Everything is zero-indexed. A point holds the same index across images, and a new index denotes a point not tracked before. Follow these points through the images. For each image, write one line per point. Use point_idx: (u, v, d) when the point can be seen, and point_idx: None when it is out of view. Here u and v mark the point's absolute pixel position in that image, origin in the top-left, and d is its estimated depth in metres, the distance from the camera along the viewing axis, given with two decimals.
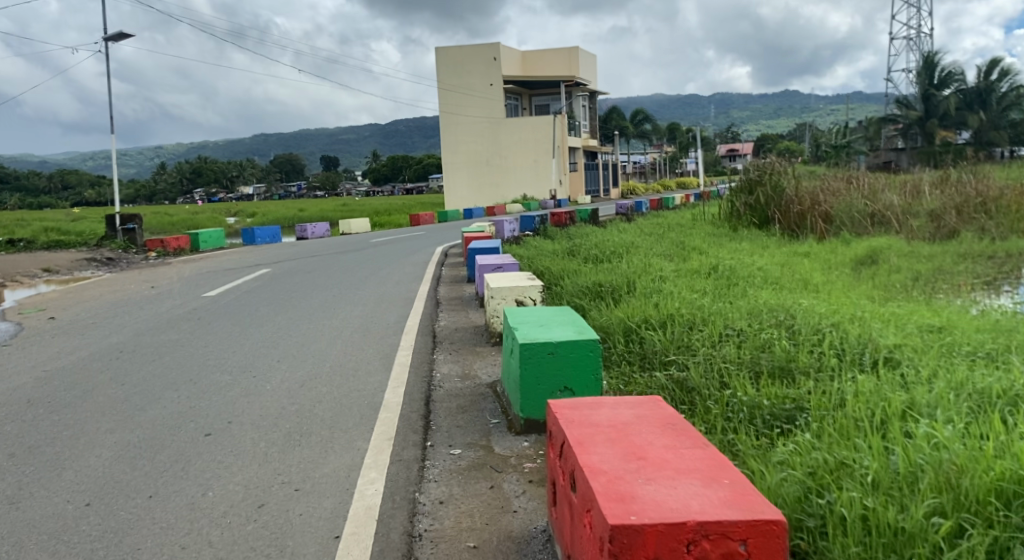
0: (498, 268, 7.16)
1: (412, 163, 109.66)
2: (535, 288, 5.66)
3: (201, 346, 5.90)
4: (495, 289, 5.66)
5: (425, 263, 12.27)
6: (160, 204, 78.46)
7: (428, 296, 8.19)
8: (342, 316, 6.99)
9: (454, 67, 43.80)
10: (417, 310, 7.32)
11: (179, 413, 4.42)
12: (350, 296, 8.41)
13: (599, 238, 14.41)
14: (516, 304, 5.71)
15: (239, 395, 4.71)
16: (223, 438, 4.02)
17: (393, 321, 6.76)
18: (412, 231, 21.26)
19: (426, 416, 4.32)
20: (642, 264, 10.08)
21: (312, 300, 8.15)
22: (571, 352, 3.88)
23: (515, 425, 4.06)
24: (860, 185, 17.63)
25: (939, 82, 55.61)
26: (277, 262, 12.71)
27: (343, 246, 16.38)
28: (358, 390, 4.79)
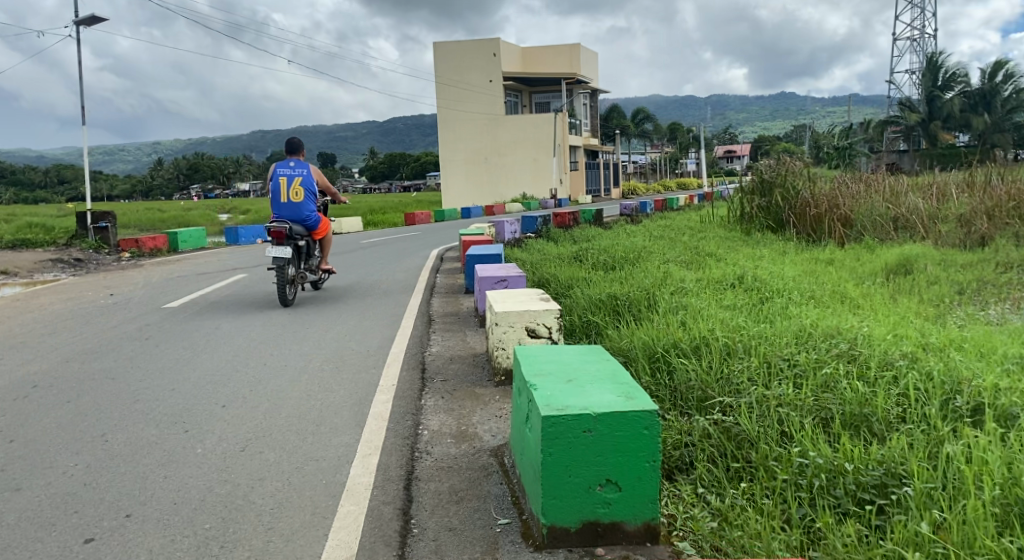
0: (501, 281, 6.15)
1: (410, 161, 108.48)
2: (548, 313, 4.66)
3: (137, 381, 4.90)
4: (500, 314, 4.63)
5: (419, 267, 11.26)
6: (155, 201, 77.26)
7: (420, 310, 7.18)
8: (315, 339, 5.98)
9: (453, 63, 42.72)
10: (407, 331, 6.30)
11: (66, 498, 3.40)
12: (330, 308, 7.40)
13: (608, 242, 13.44)
14: (525, 333, 4.70)
15: (155, 468, 3.69)
16: (108, 549, 2.99)
17: (375, 347, 5.75)
18: (407, 232, 20.22)
19: (407, 511, 3.30)
20: (658, 273, 9.08)
21: (287, 313, 7.13)
22: (614, 432, 3.07)
23: (535, 534, 3.12)
24: (882, 187, 16.64)
25: (942, 84, 55.22)
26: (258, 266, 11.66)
27: (333, 248, 15.36)
28: (315, 460, 3.77)
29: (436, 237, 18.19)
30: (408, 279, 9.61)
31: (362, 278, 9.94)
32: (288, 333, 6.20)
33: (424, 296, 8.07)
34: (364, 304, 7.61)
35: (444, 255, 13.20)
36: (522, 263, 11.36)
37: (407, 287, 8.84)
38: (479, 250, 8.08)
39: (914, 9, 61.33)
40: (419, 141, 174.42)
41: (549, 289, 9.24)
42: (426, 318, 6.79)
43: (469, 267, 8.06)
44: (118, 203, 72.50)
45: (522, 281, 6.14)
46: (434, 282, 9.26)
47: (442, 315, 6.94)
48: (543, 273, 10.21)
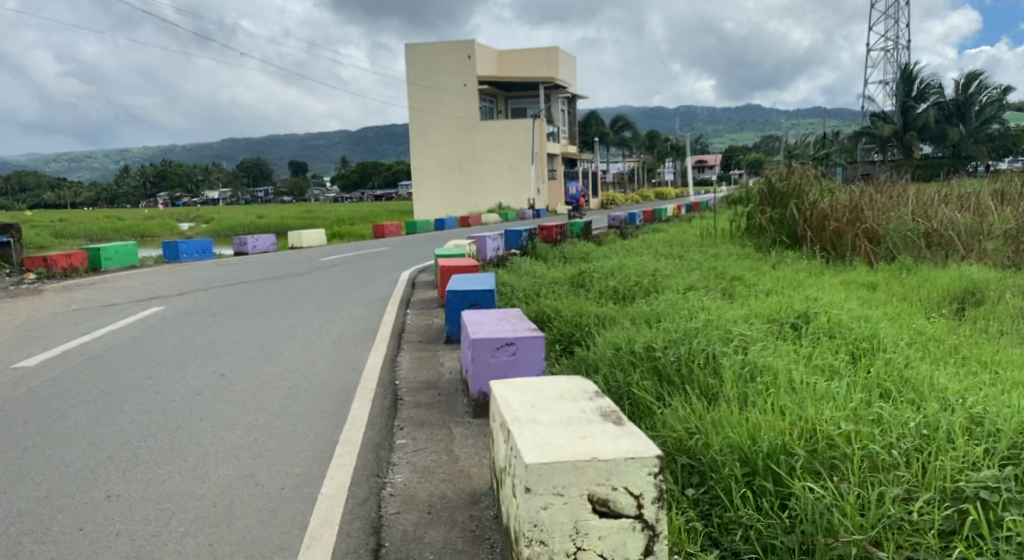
0: (505, 346, 4.13)
1: (381, 169, 105.85)
2: (623, 475, 2.84)
3: None
4: (543, 475, 2.82)
5: (386, 291, 9.08)
6: (113, 210, 73.63)
7: (383, 378, 5.00)
8: (199, 455, 3.80)
9: (425, 65, 40.61)
10: (355, 432, 4.10)
11: None
12: (246, 370, 5.21)
13: (609, 261, 11.42)
14: (586, 510, 2.86)
15: None
16: None
17: (293, 479, 3.58)
18: (373, 246, 17.98)
19: None
20: (692, 308, 7.13)
21: (183, 380, 4.92)
22: None
23: None
24: (908, 198, 14.80)
25: (916, 95, 53.60)
26: (183, 293, 9.39)
27: (286, 266, 13.11)
28: None
29: (408, 252, 16.01)
30: (368, 312, 7.44)
31: (308, 309, 7.76)
32: (163, 434, 4.04)
33: (388, 346, 5.89)
34: (299, 363, 5.43)
35: (416, 276, 11.03)
36: (510, 292, 9.28)
37: (364, 327, 6.65)
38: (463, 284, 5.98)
39: (889, 18, 60.54)
40: (390, 149, 171.98)
41: (551, 331, 7.21)
42: (389, 398, 4.61)
43: (449, 308, 5.93)
44: (77, 211, 69.44)
45: (539, 346, 4.14)
46: (402, 317, 7.07)
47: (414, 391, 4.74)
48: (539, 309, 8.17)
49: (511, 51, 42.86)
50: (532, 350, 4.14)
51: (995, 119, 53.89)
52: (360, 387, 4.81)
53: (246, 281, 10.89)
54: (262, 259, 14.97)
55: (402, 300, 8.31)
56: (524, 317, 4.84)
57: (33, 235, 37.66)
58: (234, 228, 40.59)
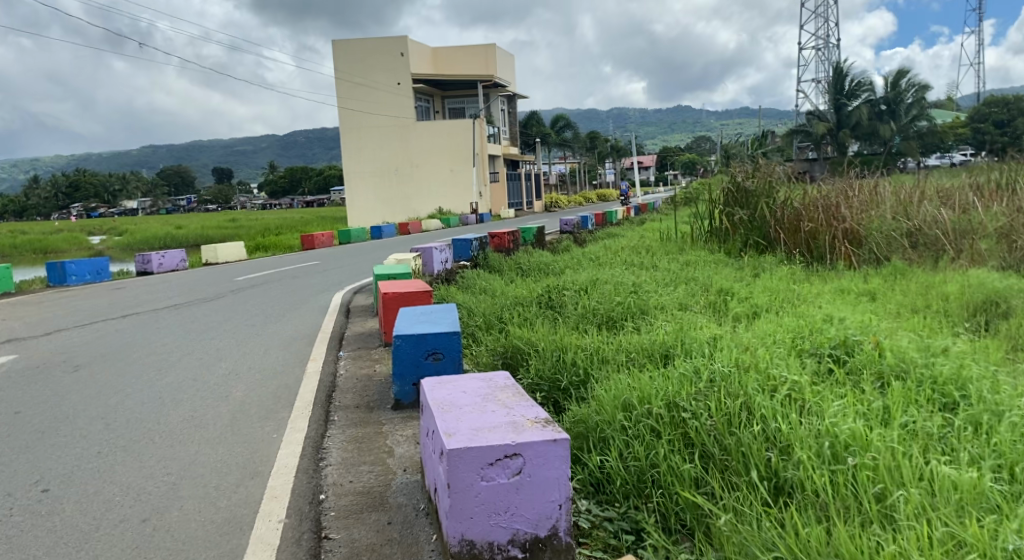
0: (504, 461, 3.08)
1: (313, 175, 102.57)
2: None
3: None
4: None
5: (314, 322, 7.45)
6: (23, 222, 68.48)
7: (300, 505, 3.45)
8: None
9: (357, 63, 38.55)
10: None
11: None
12: (92, 493, 3.58)
13: (575, 276, 10.02)
14: None
15: None
16: None
17: None
18: (303, 260, 16.12)
19: None
20: (702, 338, 5.75)
21: None
22: None
23: None
24: (883, 196, 13.84)
25: (847, 94, 54.19)
26: (55, 332, 7.52)
27: (198, 288, 11.28)
28: None
29: (342, 266, 14.28)
30: (288, 356, 5.82)
31: (210, 351, 6.11)
32: None
33: (309, 425, 4.31)
34: (176, 468, 3.82)
35: (352, 298, 9.41)
36: (471, 324, 7.83)
37: (278, 383, 5.06)
38: (416, 324, 4.50)
39: (818, 18, 61.17)
40: (322, 156, 167.71)
41: (527, 378, 5.78)
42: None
43: (396, 361, 4.36)
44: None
45: (554, 461, 3.11)
46: (333, 364, 5.47)
47: (346, 534, 3.21)
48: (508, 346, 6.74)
49: (447, 49, 41.18)
50: (543, 466, 3.10)
51: (922, 116, 54.91)
52: (258, 531, 3.25)
53: (145, 309, 9.08)
54: (170, 279, 13.04)
55: (334, 334, 6.69)
56: (513, 387, 3.79)
57: None
58: (153, 240, 37.74)
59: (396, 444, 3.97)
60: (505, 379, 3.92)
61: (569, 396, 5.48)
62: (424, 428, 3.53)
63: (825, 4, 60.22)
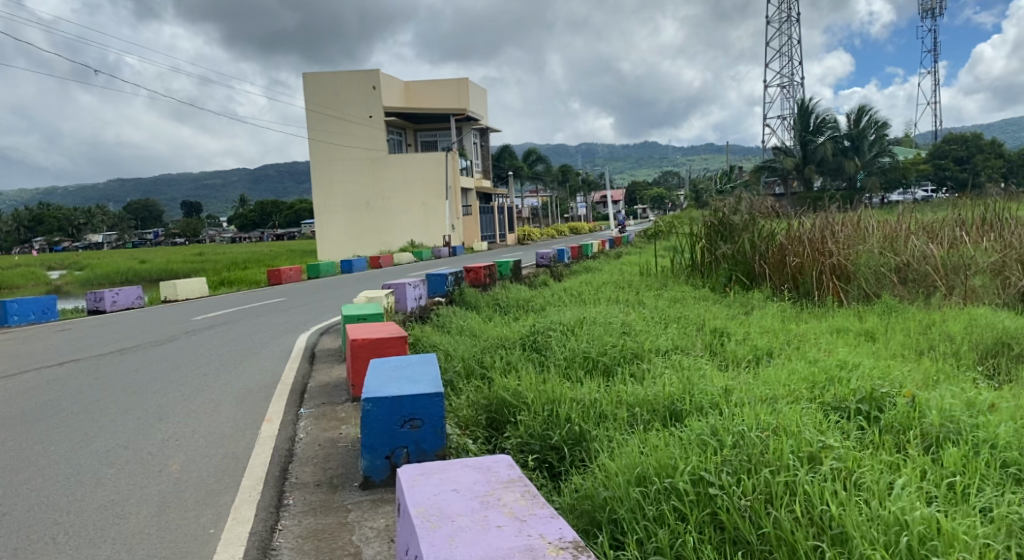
0: None
1: (281, 208, 101.34)
2: None
3: None
4: None
5: (274, 370, 6.68)
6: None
7: None
8: None
9: (327, 95, 38.01)
10: None
11: None
12: None
13: (560, 314, 9.39)
14: None
15: None
16: None
17: None
18: (268, 297, 15.29)
19: None
20: (713, 391, 5.15)
21: None
22: None
23: None
24: (869, 231, 13.45)
25: (813, 130, 54.75)
26: None
27: (150, 329, 10.42)
28: None
29: (308, 303, 13.48)
30: (238, 414, 5.06)
31: (148, 408, 5.31)
32: None
33: (258, 516, 3.56)
34: None
35: (317, 341, 8.64)
36: (449, 371, 7.16)
37: (224, 454, 4.31)
38: (392, 384, 3.79)
39: (784, 56, 62.10)
40: (292, 189, 166.07)
41: (516, 437, 5.13)
42: None
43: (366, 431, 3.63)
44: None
45: None
46: (291, 426, 4.73)
47: None
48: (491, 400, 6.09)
49: (418, 82, 40.86)
50: None
51: (886, 152, 55.63)
52: None
53: (86, 354, 8.23)
54: (121, 319, 12.13)
55: (295, 385, 5.93)
56: (517, 483, 3.17)
57: None
58: (112, 275, 36.42)
59: (364, 541, 3.26)
60: (507, 470, 3.30)
61: (564, 458, 4.83)
62: (404, 545, 2.89)
63: (789, 42, 61.14)
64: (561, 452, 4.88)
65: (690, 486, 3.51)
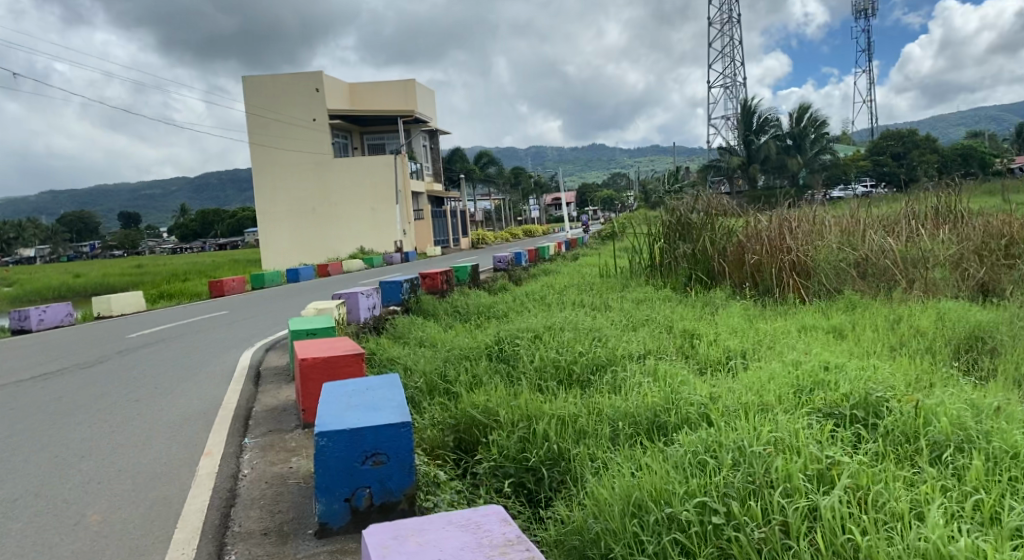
0: None
1: (224, 217, 98.64)
2: None
3: None
4: None
5: (214, 392, 6.08)
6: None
7: None
8: None
9: (270, 98, 36.94)
10: None
11: None
12: None
13: (524, 320, 8.96)
14: None
15: None
16: None
17: None
18: (211, 309, 14.50)
19: None
20: (699, 399, 4.80)
21: None
22: None
23: None
24: (827, 226, 13.35)
25: (757, 128, 55.48)
26: None
27: (80, 349, 9.64)
28: None
29: (254, 316, 12.77)
30: (172, 447, 4.50)
31: (67, 443, 4.70)
32: None
33: None
34: None
35: (264, 358, 8.04)
36: (411, 389, 6.69)
37: (156, 499, 3.78)
38: (350, 415, 3.41)
39: (726, 56, 62.89)
40: (236, 197, 162.10)
41: (488, 460, 4.68)
42: None
43: (321, 471, 3.25)
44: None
45: None
46: (234, 461, 4.19)
47: None
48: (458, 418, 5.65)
49: (364, 85, 40.04)
50: None
51: (827, 149, 56.73)
52: None
53: (4, 381, 7.47)
54: (49, 339, 11.26)
55: (239, 410, 5.37)
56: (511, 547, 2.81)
57: None
58: (44, 291, 34.65)
59: None
60: (501, 528, 2.95)
61: (542, 481, 4.42)
62: None
63: (731, 42, 61.91)
64: (539, 474, 4.47)
65: (693, 515, 3.13)
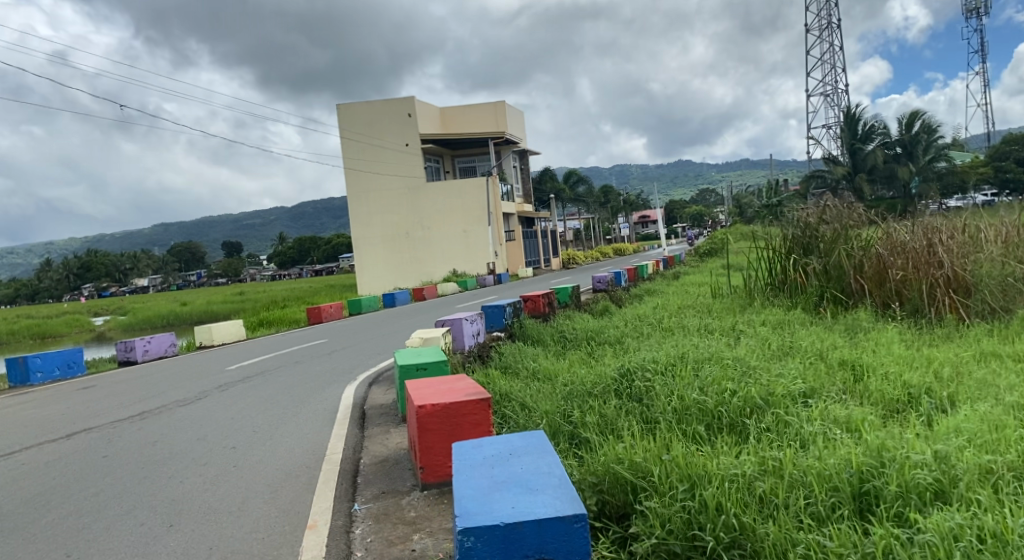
0: None
1: (321, 244, 101.60)
2: None
3: None
4: None
5: (316, 439, 5.41)
6: (36, 304, 67.26)
7: None
8: None
9: (364, 126, 37.50)
10: None
11: None
12: None
13: (649, 348, 7.98)
14: None
15: None
16: None
17: None
18: (310, 337, 14.20)
19: None
20: (920, 460, 3.79)
21: None
22: None
23: None
24: (983, 236, 11.71)
25: (862, 137, 52.26)
26: None
27: (182, 384, 9.31)
28: None
29: (355, 343, 12.29)
30: (272, 514, 3.83)
31: (157, 506, 4.11)
32: None
33: None
34: None
35: (367, 393, 7.42)
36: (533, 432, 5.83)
37: None
38: (510, 507, 2.96)
39: (827, 62, 59.80)
40: (332, 225, 167.39)
41: (648, 536, 3.78)
42: None
43: None
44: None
45: None
46: (344, 539, 3.46)
47: None
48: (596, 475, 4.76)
49: (455, 108, 40.11)
50: None
51: (942, 156, 52.76)
52: None
53: (102, 421, 7.10)
54: (152, 372, 11.07)
55: (345, 464, 4.66)
56: None
57: None
58: (155, 319, 36.06)
59: None
60: None
61: None
62: None
63: (831, 49, 58.97)
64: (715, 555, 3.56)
65: None
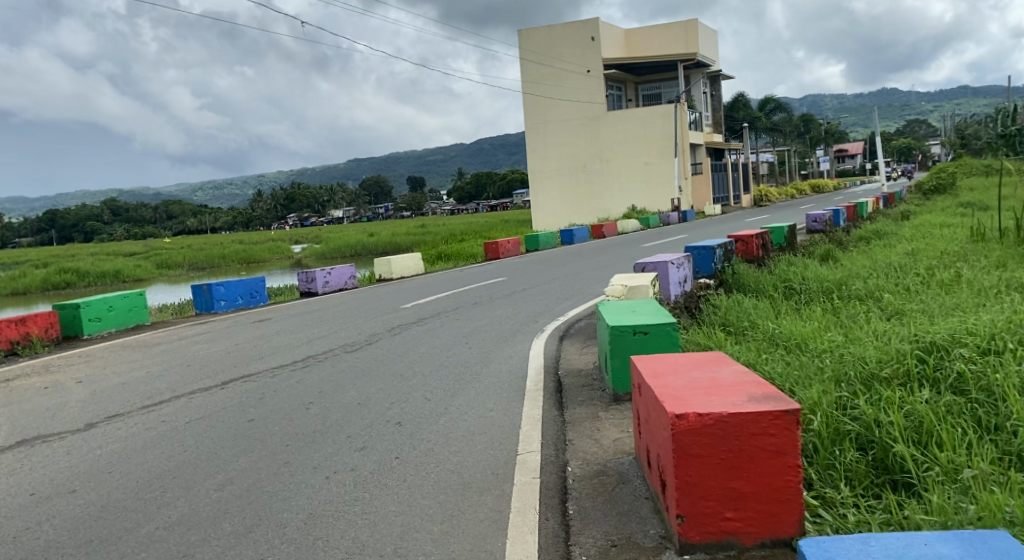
0: None
1: (496, 178, 102.35)
2: None
3: None
4: None
5: (501, 423, 4.02)
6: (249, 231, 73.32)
7: None
8: None
9: (544, 52, 35.74)
10: None
11: None
12: None
13: (940, 315, 5.83)
14: None
15: None
16: None
17: None
18: (491, 274, 13.09)
19: None
20: None
21: None
22: None
23: None
24: None
25: None
26: (120, 418, 4.91)
27: (354, 323, 8.40)
28: None
29: (540, 284, 10.93)
30: None
31: (286, 525, 2.92)
32: None
33: None
34: None
35: (561, 351, 5.99)
36: (804, 432, 4.08)
37: None
38: None
39: None
40: (510, 160, 168.50)
41: None
42: None
43: None
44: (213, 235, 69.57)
45: None
46: None
47: None
48: (936, 530, 3.02)
49: (641, 30, 37.16)
50: None
51: None
52: None
53: (263, 367, 6.25)
54: (329, 306, 10.39)
55: (546, 477, 3.20)
56: None
57: (143, 265, 35.85)
58: (343, 248, 37.43)
59: None
60: None
61: None
62: None
63: None
64: None
65: None
